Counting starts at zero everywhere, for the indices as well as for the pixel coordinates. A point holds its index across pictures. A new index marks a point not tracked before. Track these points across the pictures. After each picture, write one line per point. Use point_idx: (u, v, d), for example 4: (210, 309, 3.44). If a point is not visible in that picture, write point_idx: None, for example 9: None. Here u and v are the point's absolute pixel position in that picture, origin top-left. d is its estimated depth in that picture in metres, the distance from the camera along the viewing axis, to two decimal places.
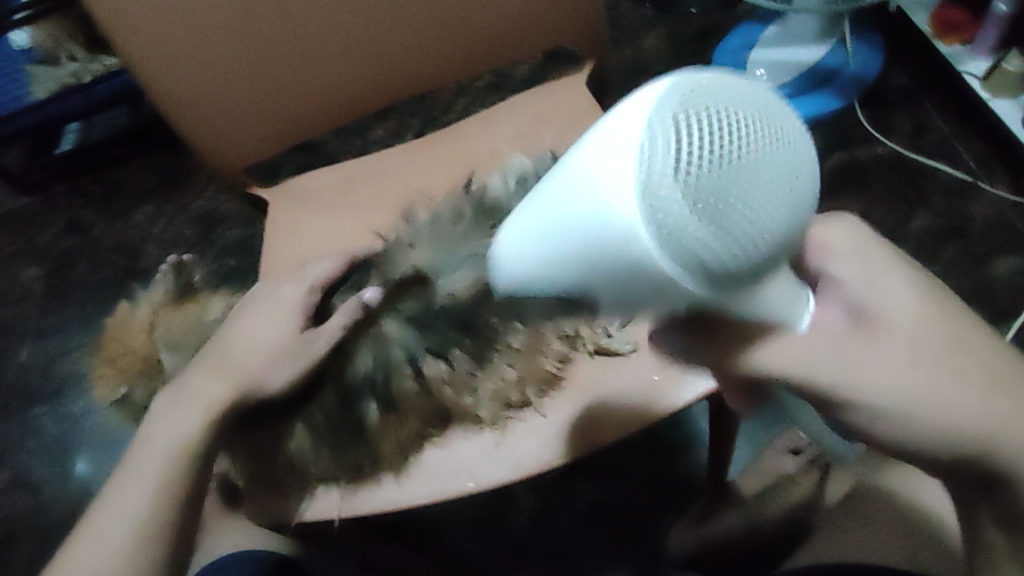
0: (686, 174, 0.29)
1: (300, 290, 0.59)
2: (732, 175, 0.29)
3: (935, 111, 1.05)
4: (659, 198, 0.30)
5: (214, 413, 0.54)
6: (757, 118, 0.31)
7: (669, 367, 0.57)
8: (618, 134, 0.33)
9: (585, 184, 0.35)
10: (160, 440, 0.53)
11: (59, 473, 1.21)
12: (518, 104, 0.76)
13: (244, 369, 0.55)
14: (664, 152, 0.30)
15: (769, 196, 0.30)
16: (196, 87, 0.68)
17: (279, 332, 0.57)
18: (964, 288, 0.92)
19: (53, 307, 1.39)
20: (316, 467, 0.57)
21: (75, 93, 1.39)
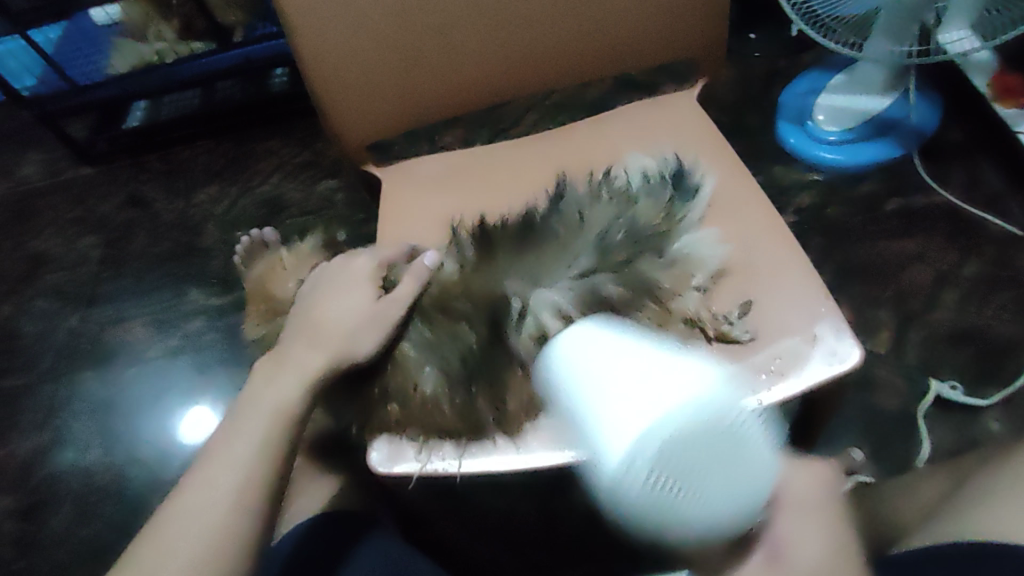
0: (657, 471, 0.44)
1: (369, 264, 0.63)
2: (687, 479, 0.44)
3: (989, 168, 1.11)
4: (633, 473, 0.45)
5: (312, 379, 0.56)
6: (727, 454, 0.44)
7: (804, 348, 0.58)
8: (639, 403, 0.46)
9: (602, 408, 0.48)
10: (263, 399, 0.55)
11: (104, 438, 1.21)
12: (628, 112, 0.80)
13: (335, 338, 0.58)
14: (656, 447, 0.44)
15: (707, 505, 0.44)
16: (341, 59, 0.71)
17: (358, 301, 0.59)
18: (1013, 334, 0.97)
19: (109, 275, 1.41)
20: (446, 412, 0.59)
21: (157, 72, 1.45)
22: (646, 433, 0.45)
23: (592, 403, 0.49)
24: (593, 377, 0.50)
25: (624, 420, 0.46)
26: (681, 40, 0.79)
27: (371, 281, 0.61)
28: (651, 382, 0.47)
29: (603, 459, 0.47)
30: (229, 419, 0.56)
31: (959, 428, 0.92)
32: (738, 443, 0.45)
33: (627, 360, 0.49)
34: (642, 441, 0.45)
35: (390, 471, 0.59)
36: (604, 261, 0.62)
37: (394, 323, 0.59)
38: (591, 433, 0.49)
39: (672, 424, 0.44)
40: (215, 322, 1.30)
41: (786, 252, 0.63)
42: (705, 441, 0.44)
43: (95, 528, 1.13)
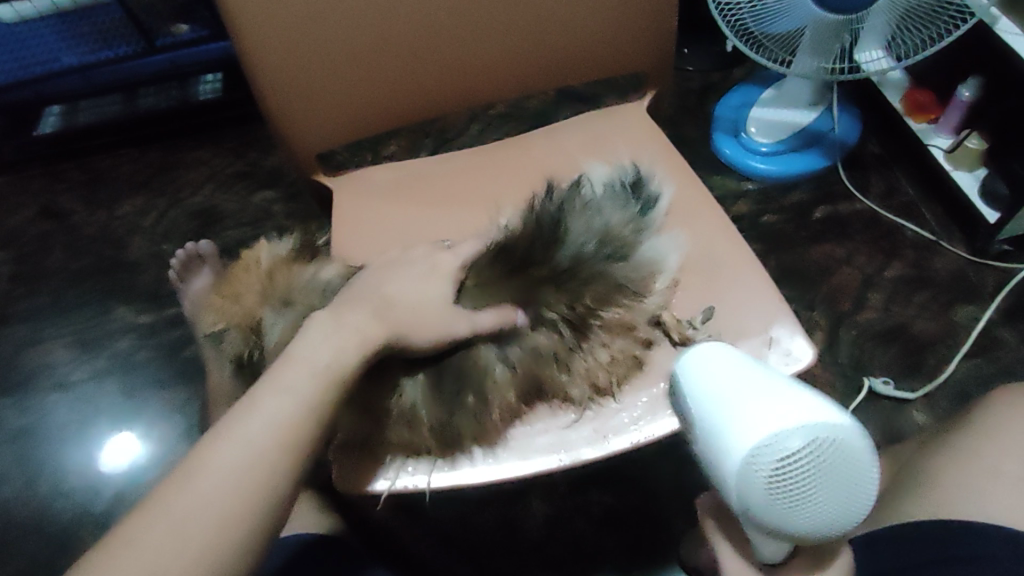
0: (771, 477, 0.40)
1: (455, 260, 0.59)
2: (797, 493, 0.40)
3: (903, 177, 1.20)
4: (756, 469, 0.41)
5: (368, 351, 0.52)
6: (841, 478, 0.40)
7: (759, 347, 0.61)
8: (775, 409, 0.42)
9: (729, 415, 0.44)
10: (312, 360, 0.50)
11: (22, 470, 1.12)
12: (583, 125, 0.83)
13: (399, 318, 0.54)
14: (784, 456, 0.40)
15: (819, 514, 0.40)
16: (280, 64, 0.69)
17: (434, 293, 0.56)
18: (931, 331, 1.04)
19: (22, 293, 1.30)
20: (420, 427, 0.57)
21: (75, 73, 1.37)
22: (778, 436, 0.41)
23: (723, 408, 0.45)
24: (727, 389, 0.46)
25: (746, 419, 0.43)
26: (635, 55, 0.80)
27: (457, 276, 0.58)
28: (775, 399, 0.43)
29: (723, 456, 0.43)
30: (273, 374, 0.49)
31: (888, 421, 0.98)
32: (862, 471, 0.40)
33: (760, 380, 0.46)
34: (770, 444, 0.41)
35: (358, 490, 0.58)
36: (579, 266, 0.62)
37: (454, 337, 0.56)
38: (716, 439, 0.45)
39: (792, 444, 0.40)
40: (146, 341, 1.22)
41: (740, 260, 0.66)
42: (823, 454, 0.40)
43: (16, 566, 1.04)
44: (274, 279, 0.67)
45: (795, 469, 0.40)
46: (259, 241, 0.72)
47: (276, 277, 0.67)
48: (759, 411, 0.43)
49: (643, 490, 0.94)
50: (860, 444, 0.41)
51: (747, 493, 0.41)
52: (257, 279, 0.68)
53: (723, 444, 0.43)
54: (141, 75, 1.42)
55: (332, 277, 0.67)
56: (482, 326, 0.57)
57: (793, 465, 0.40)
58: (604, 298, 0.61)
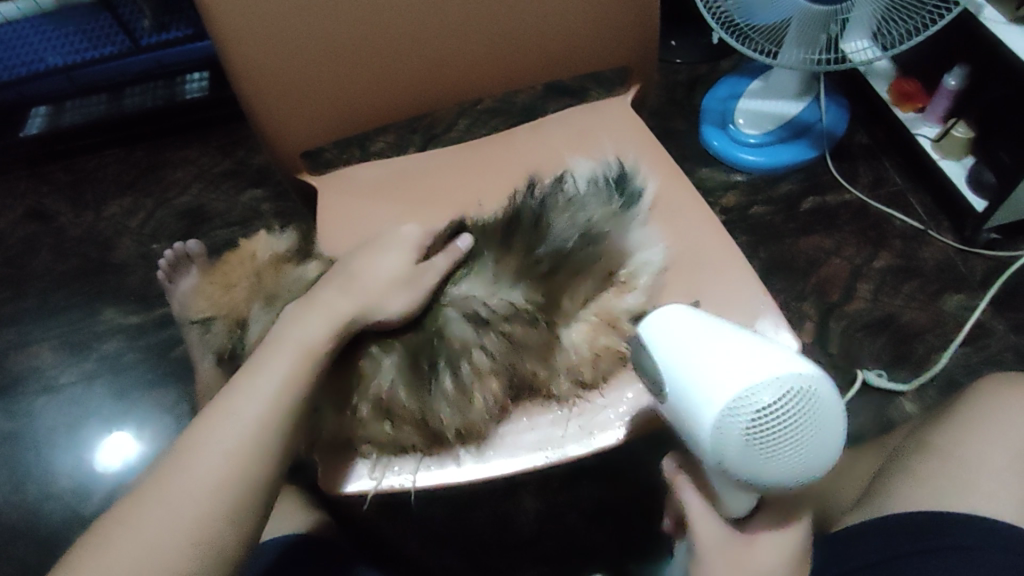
0: (750, 429, 0.41)
1: (416, 232, 0.62)
2: (774, 442, 0.41)
3: (891, 167, 1.20)
4: (732, 423, 0.42)
5: (341, 327, 0.54)
6: (810, 424, 0.41)
7: None
8: (745, 365, 0.42)
9: (694, 370, 0.45)
10: (293, 339, 0.53)
11: (11, 475, 1.11)
12: (567, 119, 0.82)
13: (368, 291, 0.57)
14: (766, 404, 0.41)
15: (792, 461, 0.41)
16: (261, 62, 0.68)
17: (397, 263, 0.59)
18: (920, 320, 1.05)
19: (8, 297, 1.29)
20: (401, 419, 0.57)
21: (60, 73, 1.37)
22: (749, 390, 0.41)
23: (688, 367, 0.45)
24: (688, 343, 0.47)
25: (714, 373, 0.43)
26: (618, 49, 0.80)
27: (418, 242, 0.62)
28: (738, 352, 0.44)
29: (695, 414, 0.43)
30: (254, 358, 0.53)
31: (878, 411, 0.98)
32: (826, 415, 0.42)
33: (722, 337, 0.46)
34: (743, 399, 0.41)
35: (341, 490, 0.57)
36: (561, 259, 0.61)
37: (425, 290, 0.59)
38: (684, 397, 0.45)
39: (765, 396, 0.41)
40: (135, 342, 1.21)
41: (723, 257, 0.65)
42: (794, 404, 0.41)
43: (6, 571, 1.04)
44: (263, 278, 0.67)
45: (769, 420, 0.41)
46: (258, 232, 0.71)
47: (262, 273, 0.67)
48: (730, 367, 0.43)
49: (634, 485, 0.94)
50: (825, 391, 0.42)
51: (725, 447, 0.42)
52: (243, 273, 0.68)
53: (695, 402, 0.43)
54: (126, 74, 1.42)
55: (313, 275, 0.67)
56: (442, 270, 0.60)
57: (769, 416, 0.41)
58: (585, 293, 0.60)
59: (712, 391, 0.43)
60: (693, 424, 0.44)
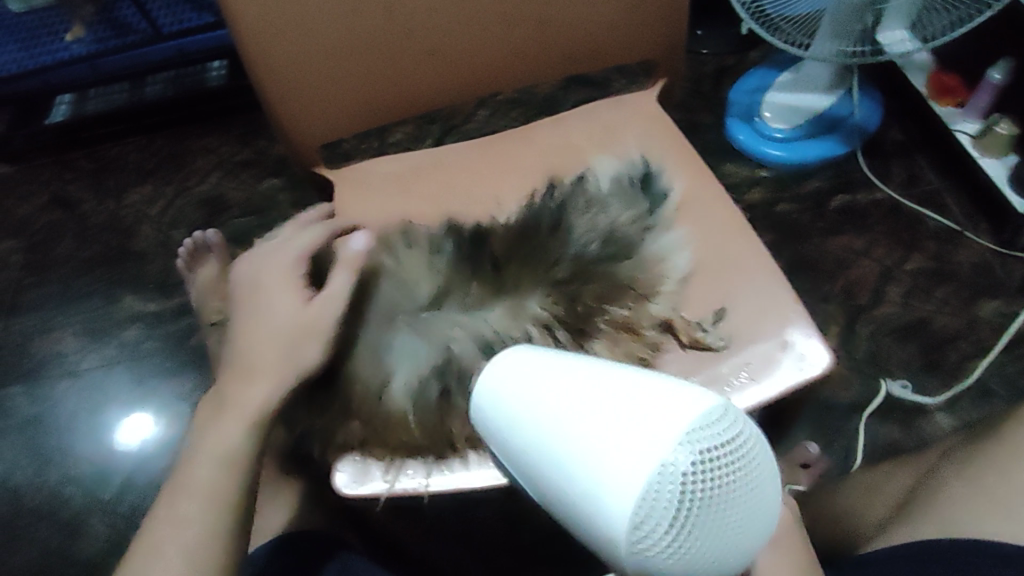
0: (666, 520, 0.33)
1: (291, 264, 0.56)
2: (698, 526, 0.33)
3: (927, 166, 1.15)
4: (646, 522, 0.33)
5: (255, 417, 0.50)
6: (731, 485, 0.34)
7: (774, 351, 0.57)
8: (635, 440, 0.34)
9: (586, 459, 0.36)
10: (205, 450, 0.50)
11: (33, 459, 1.13)
12: (588, 112, 0.78)
13: (270, 358, 0.52)
14: (672, 486, 0.33)
15: (726, 538, 0.34)
16: (276, 52, 0.67)
17: (285, 309, 0.53)
18: (952, 326, 1.01)
19: (33, 282, 1.31)
20: (414, 428, 0.55)
21: (82, 62, 1.37)
22: (652, 472, 0.33)
23: (574, 453, 0.37)
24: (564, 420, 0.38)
25: (610, 461, 0.35)
26: (643, 40, 0.77)
27: (295, 277, 0.56)
28: (629, 419, 0.36)
29: (599, 517, 0.35)
30: (171, 484, 0.50)
31: (905, 418, 0.95)
32: (746, 470, 0.34)
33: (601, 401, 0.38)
34: (651, 487, 0.33)
35: (355, 492, 0.55)
36: (583, 265, 0.60)
37: (332, 320, 0.54)
38: (583, 499, 0.36)
39: (680, 466, 0.33)
40: (154, 330, 1.22)
41: (753, 258, 0.62)
42: (708, 474, 0.33)
43: (28, 552, 1.06)
44: None
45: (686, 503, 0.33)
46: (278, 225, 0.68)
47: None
48: (622, 446, 0.35)
49: None
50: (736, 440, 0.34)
51: (647, 552, 0.33)
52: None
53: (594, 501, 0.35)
54: (148, 63, 1.41)
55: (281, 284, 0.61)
56: (342, 290, 0.54)
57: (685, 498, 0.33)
58: (606, 296, 0.58)
59: (608, 486, 0.34)
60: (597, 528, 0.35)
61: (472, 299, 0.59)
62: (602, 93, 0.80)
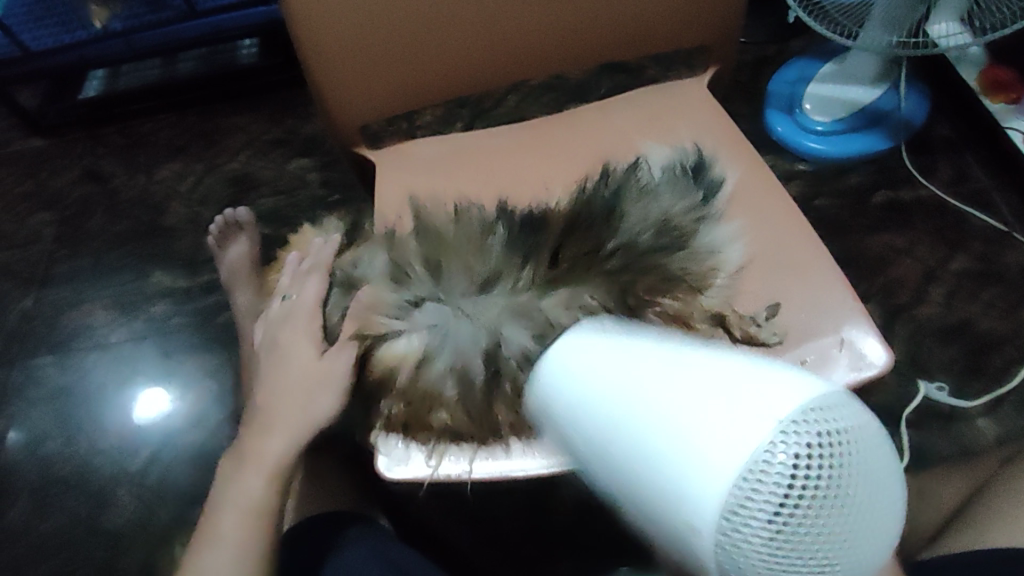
0: (790, 499, 0.33)
1: (306, 320, 0.59)
2: (819, 508, 0.33)
3: (976, 163, 1.11)
4: (764, 501, 0.34)
5: (272, 468, 0.58)
6: (853, 463, 0.34)
7: (834, 348, 0.58)
8: (738, 417, 0.36)
9: (686, 441, 0.37)
10: (232, 499, 0.58)
11: (63, 430, 1.14)
12: (635, 100, 0.78)
13: (290, 415, 0.58)
14: (787, 464, 0.33)
15: (851, 524, 0.34)
16: (320, 29, 0.66)
17: (301, 368, 0.58)
18: (997, 330, 0.98)
19: (64, 255, 1.32)
20: (460, 417, 0.56)
21: (117, 37, 1.36)
22: (764, 447, 0.34)
23: (671, 435, 0.38)
24: (661, 405, 0.40)
25: (711, 442, 0.36)
26: (692, 26, 0.75)
27: (308, 333, 0.59)
28: (727, 405, 0.37)
29: (700, 498, 0.36)
30: (201, 522, 0.59)
31: (944, 423, 0.93)
32: (867, 450, 0.35)
33: (698, 388, 0.39)
34: (764, 463, 0.34)
35: (403, 474, 0.59)
36: (636, 254, 0.58)
37: (345, 379, 0.57)
38: (675, 480, 0.37)
39: (791, 450, 0.34)
40: (182, 307, 1.23)
41: (808, 251, 0.63)
42: (829, 455, 0.34)
43: (58, 521, 1.07)
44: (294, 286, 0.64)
45: (805, 478, 0.33)
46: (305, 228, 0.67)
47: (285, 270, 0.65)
48: (723, 426, 0.36)
49: None
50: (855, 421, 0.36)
51: (761, 533, 0.34)
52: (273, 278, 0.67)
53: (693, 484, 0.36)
54: (182, 40, 1.39)
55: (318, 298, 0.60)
56: (352, 350, 0.57)
57: (806, 478, 0.33)
58: (658, 288, 0.56)
59: (709, 465, 0.35)
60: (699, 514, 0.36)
61: (523, 285, 0.57)
62: (634, 81, 0.79)
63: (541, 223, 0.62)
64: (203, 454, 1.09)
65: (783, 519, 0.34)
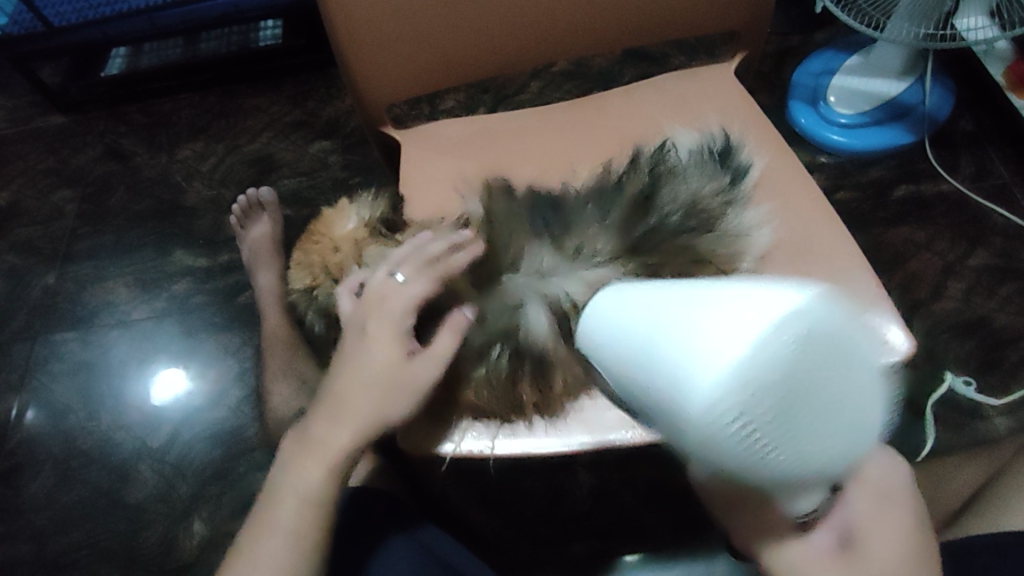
0: (751, 404, 0.34)
1: (399, 312, 0.53)
2: (778, 416, 0.34)
3: (999, 159, 1.11)
4: (727, 404, 0.35)
5: (337, 463, 0.52)
6: (823, 385, 0.34)
7: None
8: (726, 320, 0.36)
9: (681, 340, 0.37)
10: (290, 488, 0.52)
11: (86, 404, 1.16)
12: (662, 83, 0.78)
13: (362, 408, 0.51)
14: (758, 372, 0.34)
15: (808, 438, 0.35)
16: (353, 11, 0.66)
17: (382, 363, 0.51)
18: (1017, 326, 0.98)
19: (87, 232, 1.34)
20: (484, 392, 0.56)
21: (141, 15, 1.36)
22: (742, 353, 0.34)
23: (669, 334, 0.38)
24: (666, 315, 0.40)
25: (701, 341, 0.36)
26: (725, 11, 0.74)
27: (397, 327, 0.53)
28: (725, 310, 0.36)
29: (682, 390, 0.37)
30: (258, 509, 0.53)
31: (963, 417, 0.93)
32: (844, 368, 0.35)
33: (703, 298, 0.39)
34: (739, 368, 0.34)
35: (421, 451, 0.57)
36: (662, 236, 0.59)
37: (426, 385, 0.51)
38: (666, 374, 0.38)
39: (768, 358, 0.34)
40: (202, 285, 1.24)
41: (834, 238, 0.64)
42: (797, 369, 0.34)
43: (80, 493, 1.09)
44: (331, 251, 0.62)
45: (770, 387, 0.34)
46: (342, 200, 0.66)
47: (343, 247, 0.62)
48: (712, 327, 0.36)
49: None
50: (840, 340, 0.35)
51: (722, 431, 0.35)
52: (320, 257, 0.62)
53: (680, 377, 0.37)
54: (203, 20, 1.38)
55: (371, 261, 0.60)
56: (443, 354, 0.52)
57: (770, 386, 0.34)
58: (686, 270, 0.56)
59: (695, 361, 0.36)
60: (679, 405, 0.37)
61: (551, 265, 0.59)
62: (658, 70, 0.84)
63: (572, 205, 0.62)
64: (224, 431, 1.10)
65: (741, 414, 0.35)
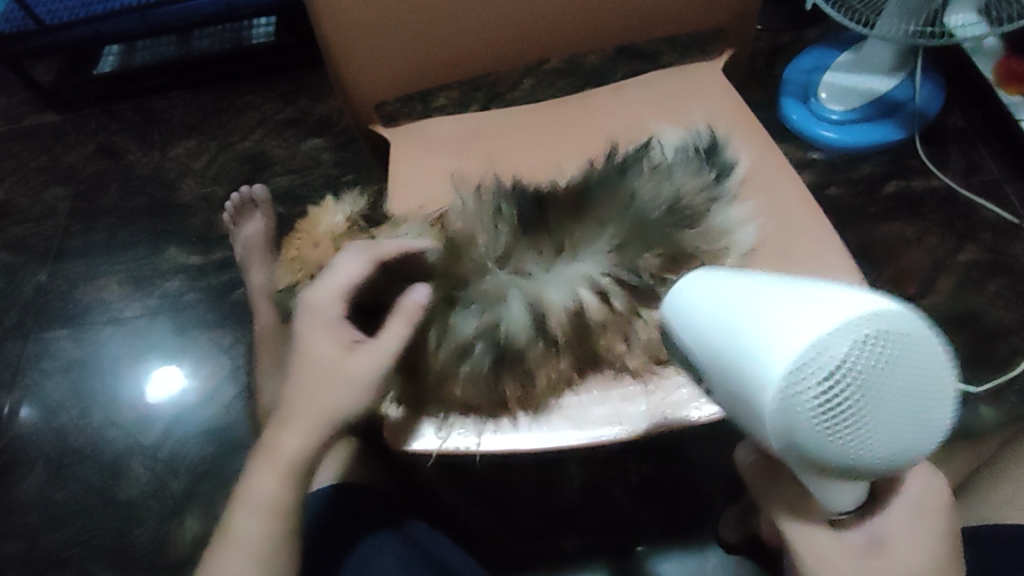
0: (823, 397, 0.32)
1: (332, 301, 0.52)
2: (847, 409, 0.32)
3: (988, 155, 1.11)
4: (801, 391, 0.33)
5: (290, 470, 0.51)
6: (898, 377, 0.32)
7: None
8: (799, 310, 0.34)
9: (750, 325, 0.36)
10: (248, 499, 0.52)
11: (78, 402, 1.16)
12: (650, 81, 0.78)
13: (309, 408, 0.51)
14: (829, 361, 0.32)
15: (878, 432, 0.33)
16: (341, 8, 0.66)
17: (320, 356, 0.51)
18: (1006, 320, 0.99)
19: (79, 230, 1.33)
20: (467, 388, 0.56)
21: (133, 13, 1.35)
22: (817, 342, 0.32)
23: (739, 319, 0.37)
24: (732, 301, 0.38)
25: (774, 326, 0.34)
26: (712, 8, 0.74)
27: (333, 319, 0.52)
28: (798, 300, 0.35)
29: (751, 376, 0.35)
30: (225, 519, 0.53)
31: None
32: (920, 364, 0.33)
33: (774, 288, 0.37)
34: (811, 356, 0.32)
35: (406, 448, 0.57)
36: (644, 233, 0.59)
37: (369, 376, 0.51)
38: (733, 358, 0.36)
39: (839, 350, 0.32)
40: (195, 282, 1.24)
41: (816, 235, 0.64)
42: (873, 362, 0.32)
43: (72, 490, 1.09)
44: (312, 248, 0.62)
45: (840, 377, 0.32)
46: (325, 199, 0.66)
47: (324, 243, 0.62)
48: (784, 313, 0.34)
49: (682, 465, 0.93)
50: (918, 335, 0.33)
51: (790, 417, 0.33)
52: (302, 253, 0.62)
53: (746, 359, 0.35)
54: (195, 17, 1.38)
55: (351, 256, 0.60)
56: (388, 343, 0.51)
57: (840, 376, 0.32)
58: None
59: (766, 345, 0.34)
60: (745, 391, 0.35)
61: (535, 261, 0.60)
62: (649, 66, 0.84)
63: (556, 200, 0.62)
64: (215, 428, 1.10)
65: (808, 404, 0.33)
